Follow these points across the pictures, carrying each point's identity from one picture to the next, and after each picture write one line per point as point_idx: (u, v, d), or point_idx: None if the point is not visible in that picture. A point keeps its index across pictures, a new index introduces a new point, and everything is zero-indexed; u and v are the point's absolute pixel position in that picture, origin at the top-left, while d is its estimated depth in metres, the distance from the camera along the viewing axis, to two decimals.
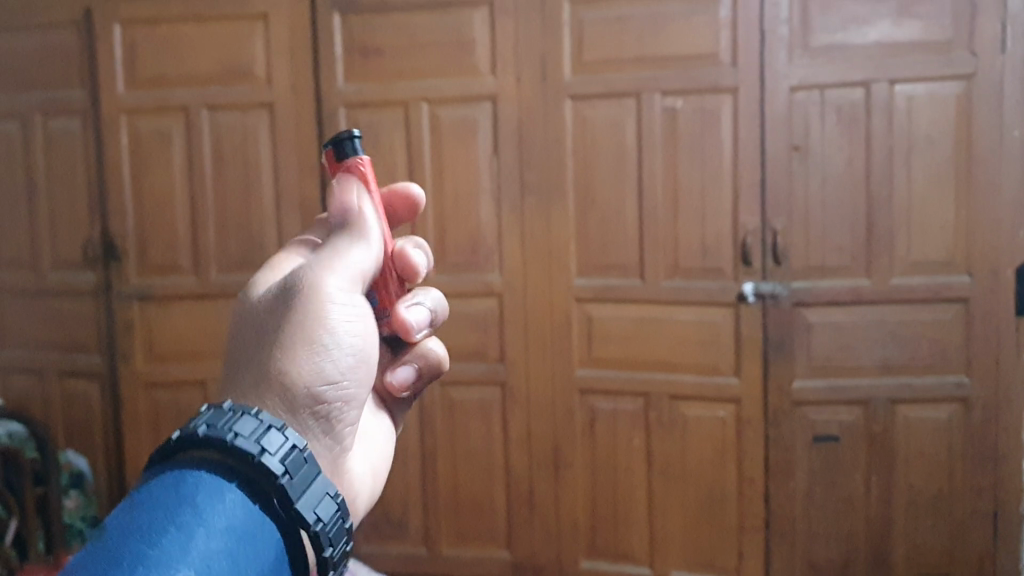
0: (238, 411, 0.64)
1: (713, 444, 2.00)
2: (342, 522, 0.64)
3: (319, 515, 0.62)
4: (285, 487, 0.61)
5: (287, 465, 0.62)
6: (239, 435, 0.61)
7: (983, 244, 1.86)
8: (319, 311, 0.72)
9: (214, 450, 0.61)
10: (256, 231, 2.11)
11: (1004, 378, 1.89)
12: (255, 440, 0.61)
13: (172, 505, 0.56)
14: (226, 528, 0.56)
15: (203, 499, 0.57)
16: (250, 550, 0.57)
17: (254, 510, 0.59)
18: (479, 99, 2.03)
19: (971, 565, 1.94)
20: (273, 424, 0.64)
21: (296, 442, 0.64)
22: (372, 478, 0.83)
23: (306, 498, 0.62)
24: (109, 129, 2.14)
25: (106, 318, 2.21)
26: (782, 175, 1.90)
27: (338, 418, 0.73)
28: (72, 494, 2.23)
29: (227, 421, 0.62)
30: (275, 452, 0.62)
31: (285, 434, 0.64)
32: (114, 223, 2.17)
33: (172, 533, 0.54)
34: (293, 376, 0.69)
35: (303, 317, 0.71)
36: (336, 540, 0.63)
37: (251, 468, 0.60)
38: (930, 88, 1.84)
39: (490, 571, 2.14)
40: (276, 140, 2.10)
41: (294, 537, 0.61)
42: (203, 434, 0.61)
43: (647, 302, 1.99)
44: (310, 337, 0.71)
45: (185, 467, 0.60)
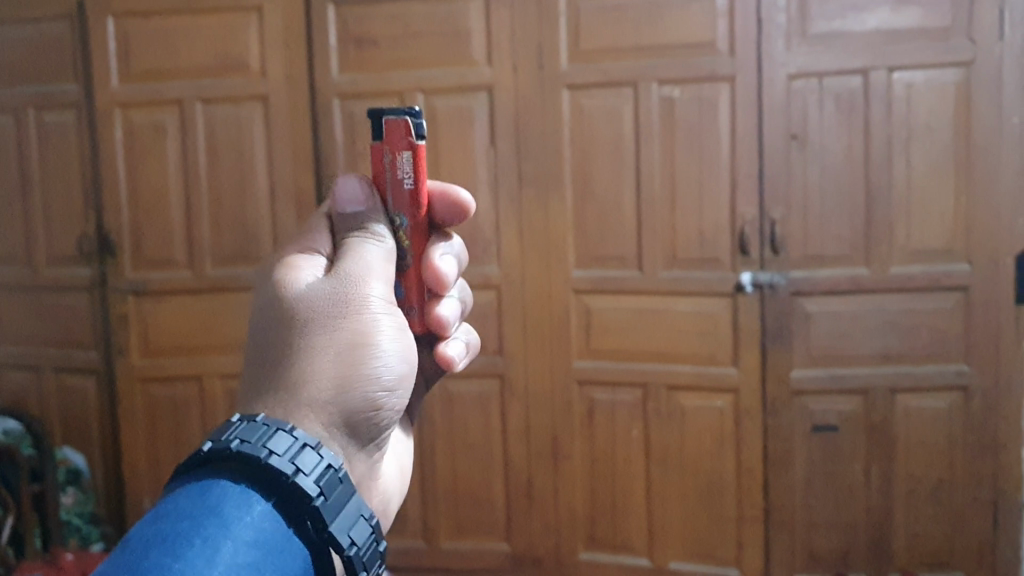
0: (273, 426, 0.62)
1: (711, 434, 1.99)
2: (378, 544, 0.62)
3: (353, 539, 0.60)
4: (319, 508, 0.59)
5: (322, 485, 0.60)
6: (274, 453, 0.59)
7: (983, 232, 1.85)
8: (358, 319, 0.73)
9: (245, 467, 0.59)
10: (252, 225, 2.10)
11: (1003, 367, 1.88)
12: (289, 459, 0.60)
13: (197, 517, 0.55)
14: (252, 544, 0.55)
15: (230, 512, 0.56)
16: (276, 567, 0.55)
17: (283, 530, 0.57)
18: (475, 89, 2.01)
19: (972, 555, 1.94)
20: (308, 442, 0.62)
21: (332, 462, 0.62)
22: (399, 483, 0.83)
23: (341, 521, 0.60)
24: (103, 122, 2.13)
25: (102, 313, 2.20)
26: (780, 162, 1.89)
27: (375, 428, 0.74)
28: (70, 490, 2.22)
29: (261, 438, 0.60)
30: (310, 471, 0.60)
31: (319, 453, 0.62)
32: (109, 217, 2.16)
33: (198, 545, 0.52)
34: (341, 384, 0.70)
35: (346, 325, 0.72)
36: (370, 565, 0.61)
37: (285, 488, 0.59)
38: (928, 75, 1.83)
39: (488, 563, 2.13)
40: (271, 133, 2.08)
41: (325, 557, 0.59)
42: (235, 449, 0.59)
43: (645, 292, 1.99)
44: (352, 346, 0.72)
45: (213, 479, 0.58)
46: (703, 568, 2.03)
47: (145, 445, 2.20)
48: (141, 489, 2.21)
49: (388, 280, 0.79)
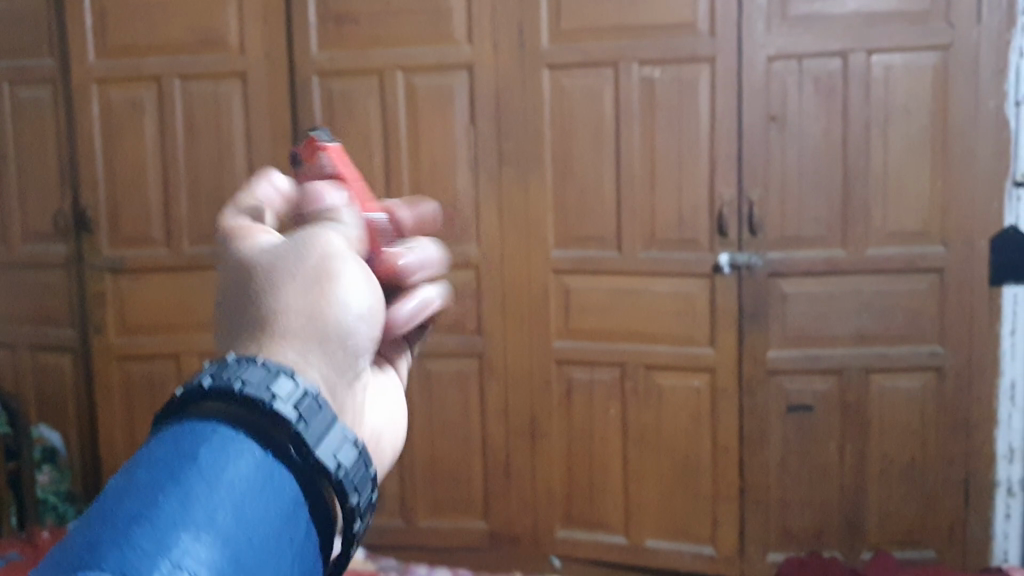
0: (246, 354, 0.49)
1: (688, 414, 2.00)
2: (375, 474, 0.50)
3: (343, 462, 0.48)
4: (302, 436, 0.46)
5: (302, 410, 0.47)
6: (250, 383, 0.47)
7: (958, 215, 1.87)
8: (316, 246, 0.56)
9: (219, 405, 0.47)
10: (230, 202, 2.09)
11: (976, 347, 1.91)
12: (269, 389, 0.47)
13: (167, 471, 0.43)
14: (238, 489, 0.43)
15: (208, 456, 0.44)
16: (266, 516, 0.44)
17: (277, 469, 0.45)
18: (456, 68, 2.01)
19: (943, 533, 1.96)
20: (283, 367, 0.49)
21: (311, 387, 0.49)
22: (401, 426, 0.66)
23: (328, 445, 0.48)
24: (80, 98, 2.11)
25: (78, 290, 2.18)
26: (758, 144, 1.90)
27: (364, 379, 0.56)
28: (45, 468, 2.24)
29: (233, 369, 0.47)
30: (287, 396, 0.47)
31: (304, 381, 0.49)
32: (86, 194, 2.14)
33: (176, 504, 0.41)
34: (313, 318, 0.53)
35: (313, 256, 0.55)
36: (364, 488, 0.49)
37: (268, 425, 0.46)
38: (906, 58, 1.84)
39: (466, 540, 2.15)
40: (249, 110, 2.07)
41: (317, 493, 0.47)
42: (206, 388, 0.47)
43: (624, 272, 1.99)
44: (311, 275, 0.54)
45: (184, 425, 0.46)
46: (678, 546, 2.04)
47: (121, 422, 2.19)
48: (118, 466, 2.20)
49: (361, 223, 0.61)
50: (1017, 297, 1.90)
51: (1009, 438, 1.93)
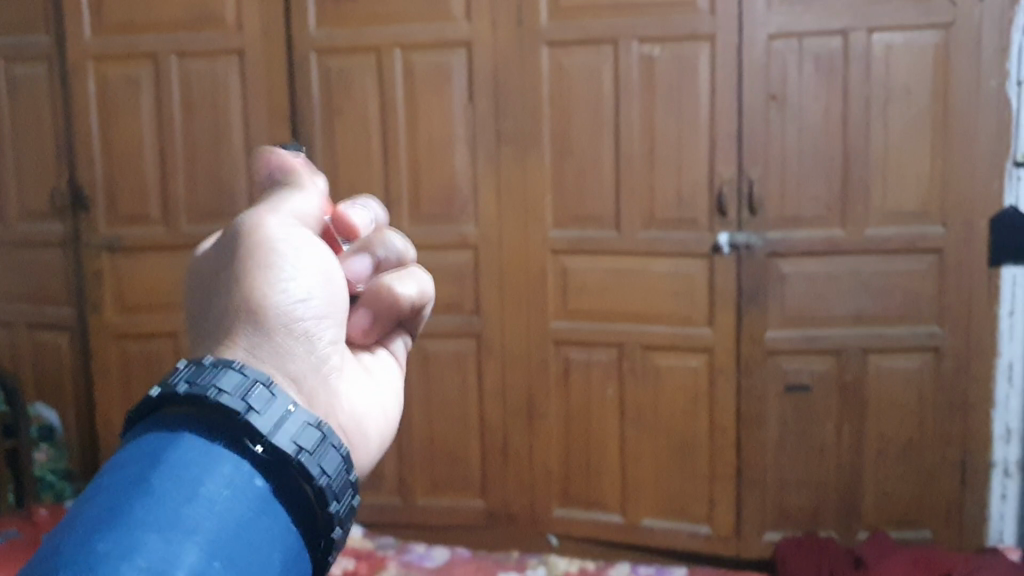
0: (221, 362, 0.53)
1: (686, 394, 2.00)
2: (348, 474, 0.54)
3: (300, 444, 0.51)
4: (252, 424, 0.50)
5: (252, 400, 0.51)
6: (222, 391, 0.50)
7: (958, 195, 1.87)
8: (257, 228, 0.59)
9: (194, 409, 0.51)
10: (227, 180, 2.08)
11: (974, 328, 1.90)
12: (239, 397, 0.51)
13: (145, 474, 0.47)
14: (211, 491, 0.47)
15: (183, 461, 0.48)
16: (226, 500, 0.47)
17: (250, 472, 0.49)
18: (454, 46, 1.99)
19: (940, 513, 1.97)
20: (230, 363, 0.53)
21: (260, 378, 0.53)
22: (390, 415, 0.66)
23: (282, 430, 0.51)
24: (76, 75, 2.10)
25: (75, 269, 2.17)
26: (759, 122, 1.89)
27: (323, 350, 0.60)
28: (42, 447, 2.23)
29: (206, 375, 0.51)
30: (235, 389, 0.51)
31: (272, 389, 0.53)
32: (82, 172, 2.13)
33: (149, 502, 0.45)
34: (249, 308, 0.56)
35: (246, 247, 0.59)
36: (329, 466, 0.53)
37: (237, 428, 0.50)
38: (907, 37, 1.82)
39: (464, 519, 2.15)
40: (246, 88, 2.06)
41: (280, 475, 0.51)
42: (183, 392, 0.51)
43: (623, 252, 1.98)
44: (253, 259, 0.58)
45: (163, 429, 0.50)
46: (675, 525, 2.05)
47: (119, 401, 2.19)
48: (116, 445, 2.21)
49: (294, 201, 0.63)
50: (1017, 278, 1.90)
51: (1006, 420, 1.94)
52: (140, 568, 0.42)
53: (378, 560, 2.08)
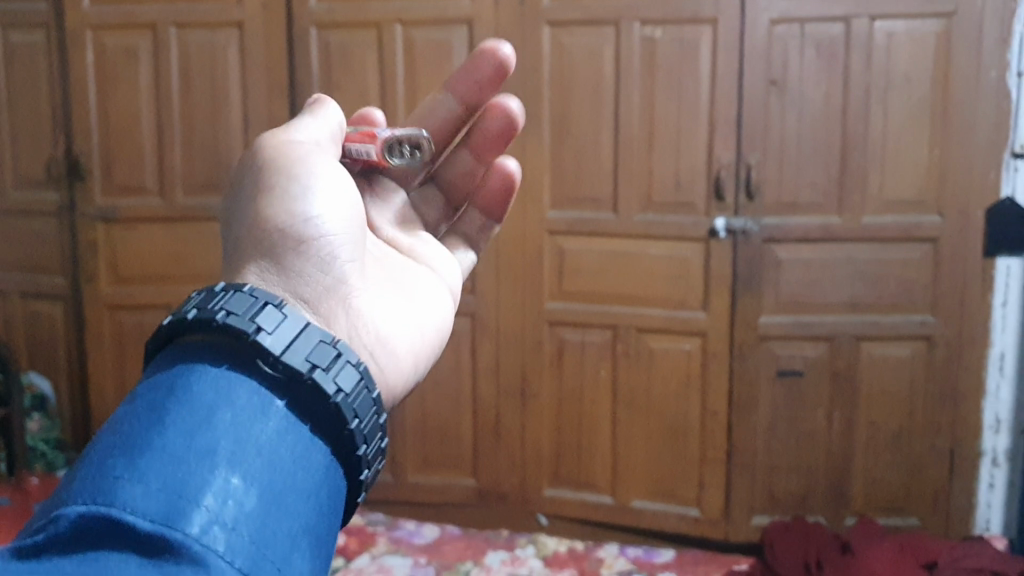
0: (233, 290, 0.57)
1: (678, 376, 2.01)
2: (367, 389, 0.57)
3: (313, 360, 0.55)
4: (260, 342, 0.53)
5: (262, 321, 0.55)
6: (231, 314, 0.54)
7: (955, 185, 1.87)
8: (271, 166, 0.66)
9: (209, 336, 0.55)
10: (222, 153, 2.07)
11: (967, 319, 1.91)
12: (248, 318, 0.55)
13: (161, 402, 0.49)
14: (228, 415, 0.49)
15: (197, 391, 0.50)
16: (246, 422, 0.50)
17: (264, 394, 0.52)
18: (455, 23, 1.98)
19: (927, 501, 1.98)
20: (242, 288, 0.58)
21: (270, 300, 0.57)
22: (418, 349, 0.70)
23: (294, 347, 0.55)
24: (73, 43, 2.08)
25: (71, 238, 2.17)
26: (758, 107, 1.88)
27: (340, 270, 0.65)
28: (35, 416, 2.23)
29: (217, 303, 0.55)
30: (244, 312, 0.55)
31: (282, 310, 0.57)
32: (79, 142, 2.12)
33: (164, 429, 0.47)
34: (268, 234, 0.62)
35: (263, 184, 0.65)
36: (344, 382, 0.56)
37: (249, 349, 0.54)
38: (909, 25, 1.82)
39: (454, 497, 2.17)
40: (245, 61, 2.05)
41: (298, 391, 0.54)
42: (195, 319, 0.55)
43: (620, 234, 1.99)
44: (267, 195, 0.65)
45: (180, 359, 0.54)
46: (665, 507, 2.06)
47: (112, 371, 2.19)
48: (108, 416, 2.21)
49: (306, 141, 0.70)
50: (1011, 268, 1.91)
51: (996, 409, 1.95)
52: (153, 490, 0.43)
53: (368, 537, 2.09)
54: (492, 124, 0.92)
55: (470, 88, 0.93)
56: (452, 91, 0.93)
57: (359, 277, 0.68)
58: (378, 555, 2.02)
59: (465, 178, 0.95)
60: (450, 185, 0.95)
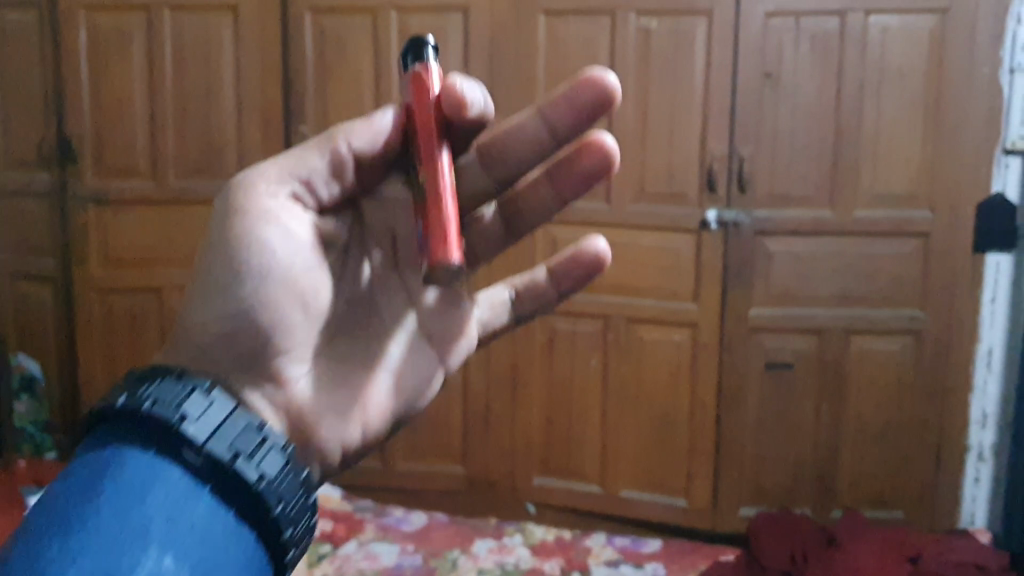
0: (158, 371, 0.49)
1: (669, 367, 2.01)
2: (297, 474, 0.50)
3: (239, 449, 0.48)
4: (182, 430, 0.47)
5: (186, 406, 0.48)
6: (156, 402, 0.47)
7: (946, 181, 1.87)
8: (216, 219, 0.55)
9: (127, 420, 0.48)
10: (217, 138, 2.08)
11: (956, 314, 1.92)
12: (174, 405, 0.47)
13: (87, 480, 0.45)
14: (160, 495, 0.45)
15: (122, 469, 0.45)
16: (174, 505, 0.45)
17: (189, 480, 0.46)
18: (450, 11, 1.98)
19: (913, 495, 1.99)
20: (167, 371, 0.50)
21: (198, 383, 0.49)
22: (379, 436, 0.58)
23: (218, 434, 0.48)
24: (66, 23, 2.07)
25: (62, 219, 2.16)
26: (751, 99, 1.89)
27: (272, 363, 0.53)
28: (23, 398, 2.22)
29: (139, 385, 0.48)
30: (166, 398, 0.48)
31: (210, 394, 0.49)
32: (70, 123, 2.11)
33: (91, 512, 0.43)
34: (193, 313, 0.53)
35: (206, 240, 0.55)
36: (274, 469, 0.48)
37: (170, 437, 0.47)
38: (903, 21, 1.82)
39: (442, 484, 2.18)
40: (240, 46, 2.05)
41: (223, 479, 0.47)
42: (120, 404, 0.48)
43: (612, 225, 1.99)
44: (203, 257, 0.54)
45: (100, 443, 0.47)
46: (653, 497, 2.06)
47: (101, 354, 2.19)
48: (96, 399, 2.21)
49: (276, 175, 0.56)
50: (999, 264, 1.92)
51: (983, 404, 1.96)
52: None
53: (356, 523, 2.06)
54: (585, 158, 0.65)
55: (572, 121, 0.62)
56: (543, 112, 0.62)
57: (314, 352, 0.56)
58: (365, 542, 1.99)
59: (539, 215, 0.68)
60: (519, 213, 0.68)
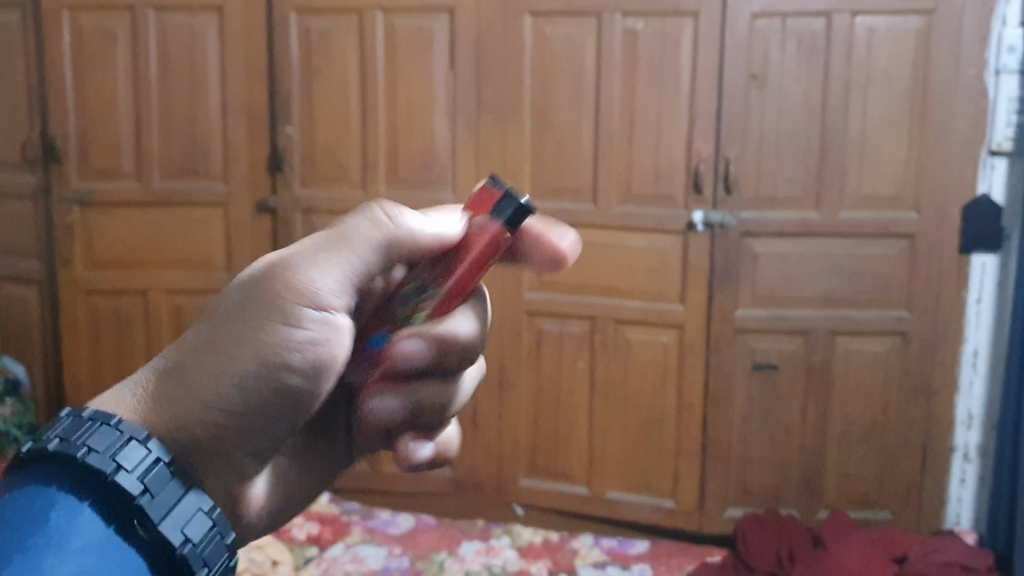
0: (124, 432, 0.47)
1: (655, 368, 2.02)
2: (223, 538, 0.48)
3: (187, 536, 0.46)
4: (142, 507, 0.45)
5: (148, 481, 0.46)
6: (90, 450, 0.45)
7: (932, 182, 1.88)
8: (270, 306, 0.52)
9: (78, 477, 0.45)
10: (202, 140, 2.07)
11: (942, 315, 1.92)
12: (109, 455, 0.46)
13: (25, 535, 0.42)
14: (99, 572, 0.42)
15: (72, 531, 0.43)
16: None
17: (132, 560, 0.44)
18: (436, 11, 1.97)
19: (899, 496, 1.99)
20: (136, 434, 0.47)
21: (164, 455, 0.48)
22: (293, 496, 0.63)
23: (173, 517, 0.46)
24: (50, 24, 2.06)
25: (47, 220, 2.15)
26: (737, 101, 1.88)
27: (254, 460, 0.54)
28: (8, 399, 2.13)
29: (107, 444, 0.46)
30: (132, 467, 0.46)
31: (148, 444, 0.47)
32: (55, 125, 2.10)
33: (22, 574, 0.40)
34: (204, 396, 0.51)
35: (248, 320, 0.52)
36: (212, 562, 0.47)
37: (126, 508, 0.45)
38: (890, 22, 1.82)
39: (430, 486, 2.18)
40: (225, 47, 2.03)
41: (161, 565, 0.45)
42: (51, 449, 0.46)
43: (599, 226, 1.99)
44: (239, 338, 0.52)
45: (46, 490, 0.44)
46: (639, 498, 2.07)
47: (86, 356, 2.18)
48: (82, 400, 2.20)
49: (339, 282, 0.54)
50: (986, 265, 1.92)
51: (969, 405, 1.96)
52: None
53: (342, 526, 2.08)
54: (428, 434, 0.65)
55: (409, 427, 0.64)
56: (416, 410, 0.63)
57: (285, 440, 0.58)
58: (352, 544, 2.01)
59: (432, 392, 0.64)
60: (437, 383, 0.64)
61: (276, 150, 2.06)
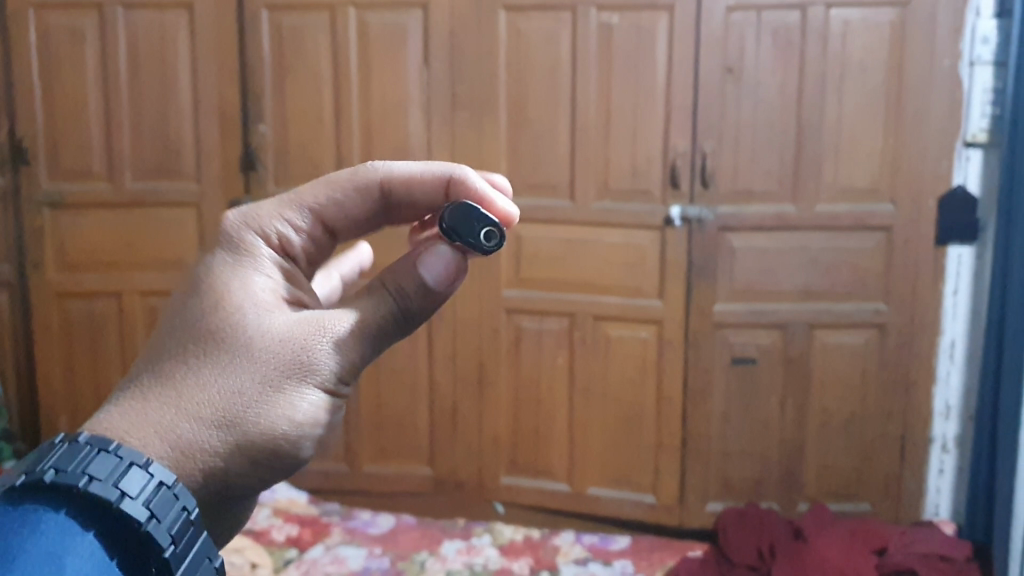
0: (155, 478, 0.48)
1: (635, 363, 2.01)
2: None
3: None
4: (168, 558, 0.47)
5: (174, 533, 0.47)
6: (93, 480, 0.46)
7: (908, 174, 1.88)
8: (297, 373, 0.58)
9: (102, 519, 0.46)
10: (174, 139, 2.05)
11: (919, 306, 1.92)
12: (111, 483, 0.46)
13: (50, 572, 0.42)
14: None
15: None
16: None
17: None
18: (409, 6, 1.95)
19: (878, 488, 2.00)
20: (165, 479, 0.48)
21: (190, 504, 0.49)
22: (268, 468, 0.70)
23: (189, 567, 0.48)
24: (16, 23, 2.02)
25: (15, 222, 2.11)
26: (713, 95, 1.87)
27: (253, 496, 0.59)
28: None
29: (138, 489, 0.47)
30: (162, 517, 0.47)
31: (149, 470, 0.48)
32: (23, 125, 2.07)
33: None
34: (236, 449, 0.55)
35: (276, 385, 0.57)
36: None
37: (148, 553, 0.47)
38: (865, 14, 1.82)
39: (411, 484, 2.17)
40: (196, 45, 2.01)
41: None
42: (49, 480, 0.45)
43: (576, 222, 1.98)
44: (266, 401, 0.56)
45: (66, 528, 0.45)
46: (620, 494, 2.07)
47: (60, 360, 2.15)
48: (56, 405, 2.17)
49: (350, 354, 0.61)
50: (962, 256, 1.91)
51: (946, 396, 1.96)
52: None
53: (322, 527, 2.05)
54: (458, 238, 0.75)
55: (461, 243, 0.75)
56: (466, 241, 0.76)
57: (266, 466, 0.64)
58: (332, 546, 1.98)
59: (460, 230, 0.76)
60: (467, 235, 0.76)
61: (249, 148, 2.04)
